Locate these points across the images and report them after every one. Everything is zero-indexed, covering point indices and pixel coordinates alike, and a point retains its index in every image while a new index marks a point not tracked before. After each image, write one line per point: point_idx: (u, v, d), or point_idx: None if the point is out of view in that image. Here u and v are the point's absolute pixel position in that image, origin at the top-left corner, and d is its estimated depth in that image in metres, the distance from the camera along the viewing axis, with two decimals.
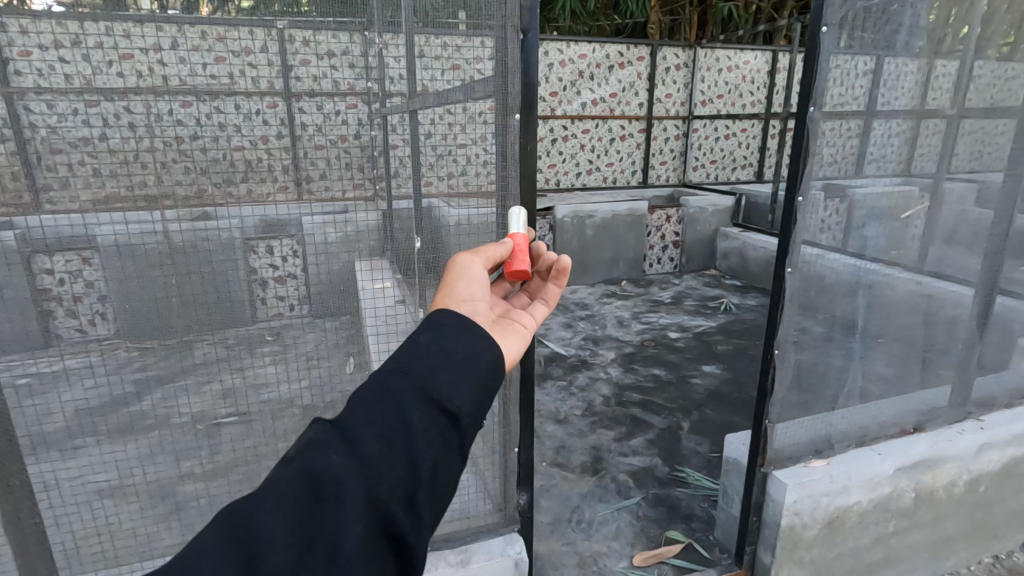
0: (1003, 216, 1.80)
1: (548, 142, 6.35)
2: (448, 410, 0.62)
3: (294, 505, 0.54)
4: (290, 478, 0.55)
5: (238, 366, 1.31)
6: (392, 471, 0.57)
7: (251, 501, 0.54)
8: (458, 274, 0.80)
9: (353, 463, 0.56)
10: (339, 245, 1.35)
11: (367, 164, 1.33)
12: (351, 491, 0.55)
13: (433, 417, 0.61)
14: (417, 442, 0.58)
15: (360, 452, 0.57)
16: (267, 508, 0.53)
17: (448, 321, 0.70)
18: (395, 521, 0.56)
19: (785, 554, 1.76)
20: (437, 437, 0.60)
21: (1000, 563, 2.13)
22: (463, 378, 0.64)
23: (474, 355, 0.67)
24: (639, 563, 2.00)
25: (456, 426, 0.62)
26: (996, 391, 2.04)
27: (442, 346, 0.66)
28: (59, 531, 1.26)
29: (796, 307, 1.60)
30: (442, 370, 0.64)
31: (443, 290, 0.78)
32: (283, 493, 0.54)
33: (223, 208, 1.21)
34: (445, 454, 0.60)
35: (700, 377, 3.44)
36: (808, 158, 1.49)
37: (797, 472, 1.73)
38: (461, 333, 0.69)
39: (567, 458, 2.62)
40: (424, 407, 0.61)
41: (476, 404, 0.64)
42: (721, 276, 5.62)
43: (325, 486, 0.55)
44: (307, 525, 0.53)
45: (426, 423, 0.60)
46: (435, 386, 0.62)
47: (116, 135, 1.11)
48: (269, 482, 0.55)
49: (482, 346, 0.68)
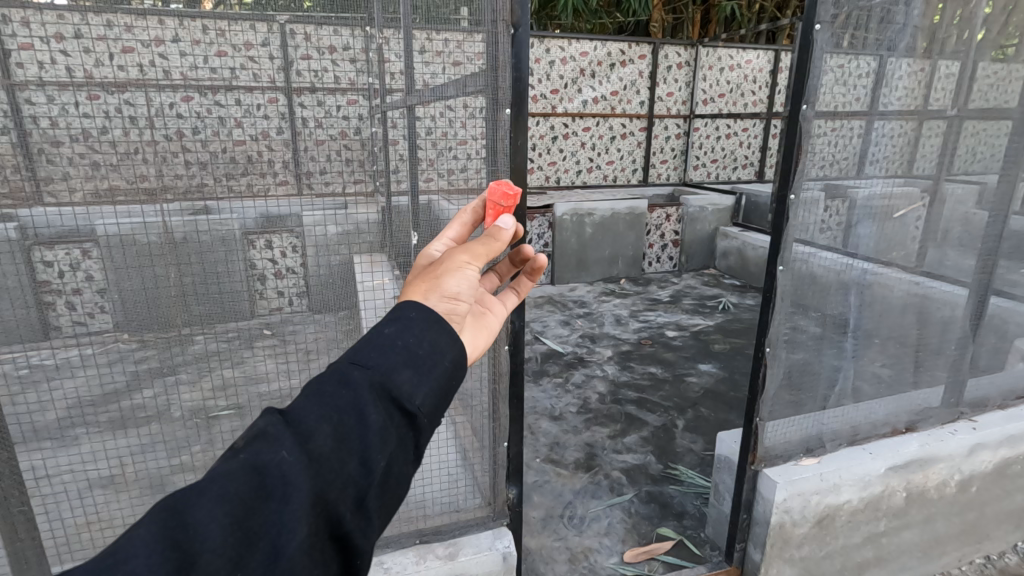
0: (1000, 217, 1.79)
1: (548, 140, 6.35)
2: (407, 409, 0.62)
3: (236, 502, 0.53)
4: (235, 473, 0.55)
5: (237, 359, 1.32)
6: (343, 470, 0.58)
7: (189, 496, 0.53)
8: (450, 268, 0.75)
9: (303, 461, 0.57)
10: (340, 238, 1.38)
11: (367, 160, 1.34)
12: (299, 491, 0.55)
13: (390, 415, 0.62)
14: (371, 441, 0.59)
15: (311, 449, 0.57)
16: (205, 505, 0.53)
17: (415, 315, 0.69)
18: (342, 521, 0.57)
19: (775, 552, 1.76)
20: (394, 436, 0.61)
21: (991, 563, 2.13)
22: (425, 375, 0.64)
23: (439, 352, 0.67)
24: (629, 559, 2.01)
25: (413, 425, 0.63)
26: (990, 391, 2.04)
27: (407, 340, 0.66)
28: (49, 518, 1.27)
29: (789, 305, 1.60)
30: (405, 366, 0.64)
31: (428, 284, 0.75)
32: (225, 489, 0.54)
33: (223, 203, 1.22)
34: (400, 453, 0.61)
35: (697, 375, 3.44)
36: (801, 156, 1.49)
37: (787, 470, 1.73)
38: (428, 328, 0.68)
39: (561, 454, 2.63)
40: (383, 405, 0.62)
41: (436, 403, 0.65)
42: (720, 276, 5.62)
43: (272, 483, 0.55)
44: (249, 524, 0.53)
45: (383, 421, 0.61)
46: (396, 383, 0.62)
47: (117, 127, 1.11)
48: (212, 476, 0.55)
49: (447, 343, 0.68)
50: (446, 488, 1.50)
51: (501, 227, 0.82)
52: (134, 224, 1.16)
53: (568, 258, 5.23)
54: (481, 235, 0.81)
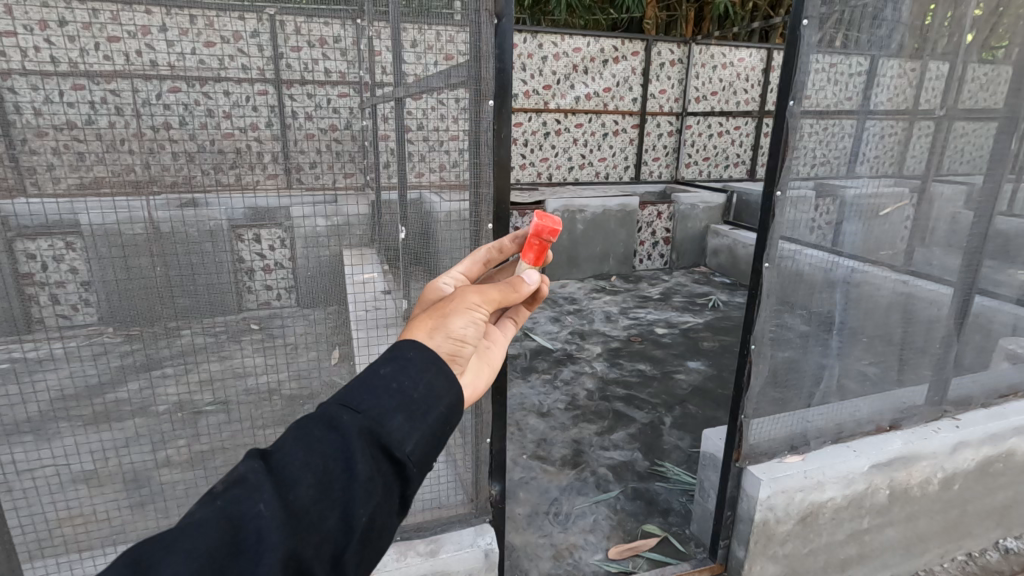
0: (984, 217, 1.80)
1: (541, 136, 6.35)
2: (396, 457, 0.62)
3: (206, 560, 0.51)
4: (207, 525, 0.53)
5: (220, 353, 1.30)
6: (323, 525, 0.57)
7: (155, 551, 0.51)
8: (459, 308, 0.75)
9: (281, 515, 0.55)
10: (329, 234, 1.36)
11: (359, 154, 1.31)
12: (271, 551, 0.53)
13: (378, 463, 0.61)
14: (355, 494, 0.58)
15: (291, 501, 0.56)
16: (173, 561, 0.50)
17: (413, 355, 0.69)
18: None
19: (758, 549, 1.76)
20: (380, 486, 0.60)
21: (972, 561, 2.16)
22: (417, 423, 0.64)
23: (434, 396, 0.67)
24: (614, 556, 2.01)
25: (402, 474, 0.62)
26: (973, 390, 2.06)
27: (402, 383, 0.66)
28: (25, 513, 1.25)
29: (774, 302, 1.61)
30: (397, 412, 0.63)
31: (434, 321, 0.74)
32: (195, 543, 0.52)
33: (213, 195, 1.20)
34: (384, 506, 0.61)
35: (685, 372, 3.46)
36: (787, 153, 1.48)
37: (772, 467, 1.74)
38: (426, 370, 0.68)
39: (548, 450, 2.63)
40: (371, 452, 0.61)
41: (426, 451, 0.65)
42: (710, 273, 5.64)
43: (246, 539, 0.54)
44: None
45: (370, 472, 0.60)
46: (386, 430, 0.62)
47: (103, 119, 1.10)
48: (184, 527, 0.53)
49: (443, 386, 0.68)
50: (430, 483, 1.48)
51: (523, 280, 0.83)
52: (120, 217, 1.15)
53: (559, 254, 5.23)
54: (501, 282, 0.81)
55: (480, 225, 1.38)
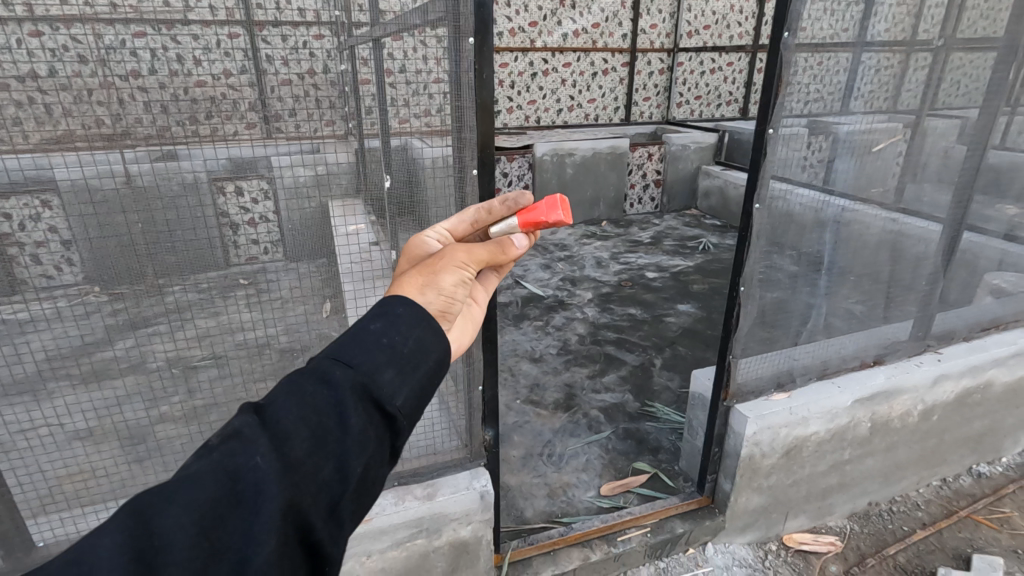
0: (977, 151, 1.78)
1: (528, 77, 6.14)
2: (387, 410, 0.63)
3: (206, 510, 0.52)
4: (204, 477, 0.54)
5: (212, 310, 1.29)
6: (319, 476, 0.58)
7: (155, 502, 0.52)
8: (449, 264, 0.75)
9: (278, 467, 0.56)
10: (311, 186, 1.28)
11: (339, 100, 1.27)
12: (271, 501, 0.54)
13: (370, 416, 0.62)
14: (349, 446, 0.59)
15: (288, 453, 0.57)
16: (174, 512, 0.51)
17: (402, 310, 0.69)
18: (314, 531, 0.56)
19: (744, 482, 1.84)
20: (373, 439, 0.62)
21: (947, 486, 2.28)
22: (407, 376, 0.65)
23: (423, 351, 0.67)
24: (606, 492, 2.10)
25: (393, 426, 0.63)
26: (957, 324, 2.10)
27: (392, 338, 0.66)
28: (27, 471, 1.27)
29: (765, 243, 1.60)
30: (387, 366, 0.64)
31: (425, 278, 0.74)
32: (193, 495, 0.52)
33: (187, 147, 1.15)
34: (377, 456, 0.62)
35: (675, 315, 3.50)
36: (781, 88, 1.44)
37: (758, 405, 1.79)
38: (415, 324, 0.68)
39: (541, 395, 2.69)
40: (363, 406, 0.62)
41: (416, 403, 0.66)
42: (701, 215, 5.62)
43: (244, 491, 0.54)
44: (215, 534, 0.52)
45: (363, 425, 0.61)
46: (378, 384, 0.63)
47: (66, 70, 1.04)
48: (182, 480, 0.54)
49: (432, 341, 0.69)
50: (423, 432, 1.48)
51: (512, 242, 0.81)
52: (95, 169, 1.11)
53: None
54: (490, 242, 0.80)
55: (465, 171, 1.36)
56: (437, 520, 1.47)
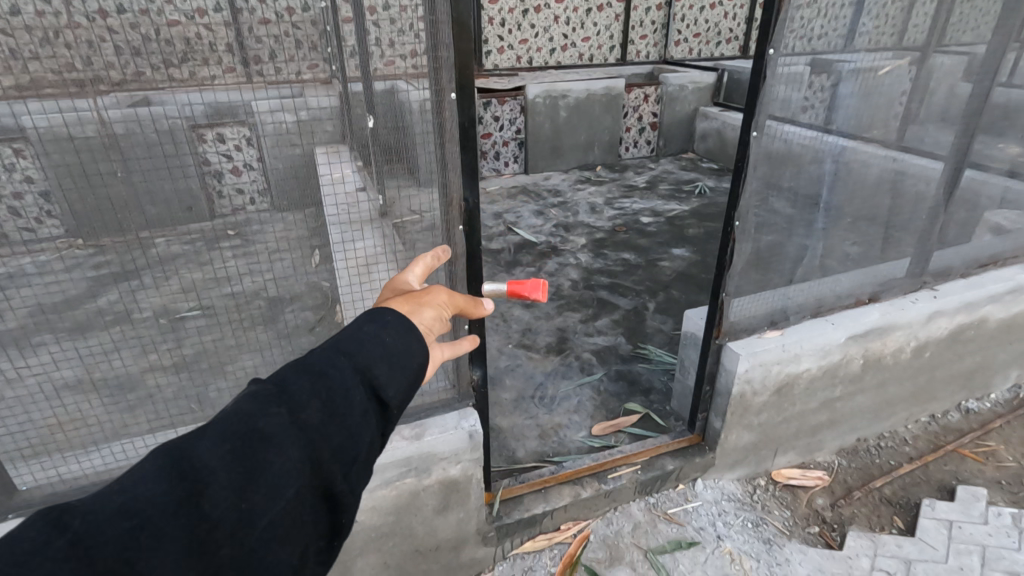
0: (987, 76, 1.70)
1: (519, 14, 5.88)
2: (383, 398, 0.74)
3: (235, 452, 0.63)
4: (231, 425, 0.65)
5: (200, 262, 1.24)
6: (328, 440, 0.68)
7: (192, 441, 0.64)
8: (431, 299, 0.89)
9: (294, 426, 0.67)
10: (294, 131, 1.22)
11: (321, 40, 1.19)
12: (290, 450, 0.65)
13: (370, 401, 0.73)
14: (354, 421, 0.70)
15: (301, 417, 0.68)
16: (208, 446, 0.63)
17: (391, 320, 0.80)
18: (324, 482, 0.68)
19: (735, 419, 1.87)
20: (372, 418, 0.73)
21: (934, 422, 2.32)
22: (398, 371, 0.76)
23: (410, 353, 0.78)
24: (597, 432, 2.13)
25: (387, 412, 0.75)
26: (954, 261, 2.08)
27: (387, 338, 0.77)
28: (16, 416, 1.27)
29: (760, 177, 1.54)
30: (383, 361, 0.75)
31: (410, 306, 0.87)
32: (222, 433, 0.64)
33: (164, 92, 1.08)
34: (375, 437, 0.73)
35: (670, 259, 3.48)
36: (784, 6, 1.33)
37: (750, 342, 1.79)
38: (404, 331, 0.79)
39: (533, 339, 2.69)
40: (364, 389, 0.73)
41: (405, 394, 0.77)
42: (698, 159, 5.51)
43: (267, 438, 0.65)
44: (244, 468, 0.63)
45: (364, 406, 0.72)
46: (376, 374, 0.74)
47: (30, 9, 0.97)
48: (212, 428, 0.65)
49: (418, 347, 0.79)
50: None
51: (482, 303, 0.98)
52: (66, 117, 1.04)
53: (542, 145, 5.05)
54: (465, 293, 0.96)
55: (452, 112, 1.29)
56: (426, 459, 1.49)
